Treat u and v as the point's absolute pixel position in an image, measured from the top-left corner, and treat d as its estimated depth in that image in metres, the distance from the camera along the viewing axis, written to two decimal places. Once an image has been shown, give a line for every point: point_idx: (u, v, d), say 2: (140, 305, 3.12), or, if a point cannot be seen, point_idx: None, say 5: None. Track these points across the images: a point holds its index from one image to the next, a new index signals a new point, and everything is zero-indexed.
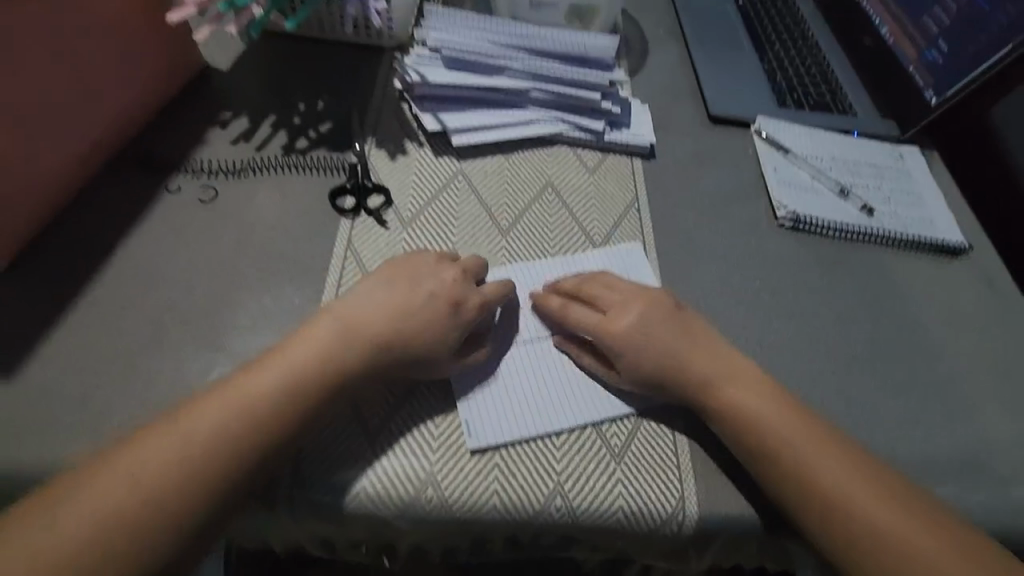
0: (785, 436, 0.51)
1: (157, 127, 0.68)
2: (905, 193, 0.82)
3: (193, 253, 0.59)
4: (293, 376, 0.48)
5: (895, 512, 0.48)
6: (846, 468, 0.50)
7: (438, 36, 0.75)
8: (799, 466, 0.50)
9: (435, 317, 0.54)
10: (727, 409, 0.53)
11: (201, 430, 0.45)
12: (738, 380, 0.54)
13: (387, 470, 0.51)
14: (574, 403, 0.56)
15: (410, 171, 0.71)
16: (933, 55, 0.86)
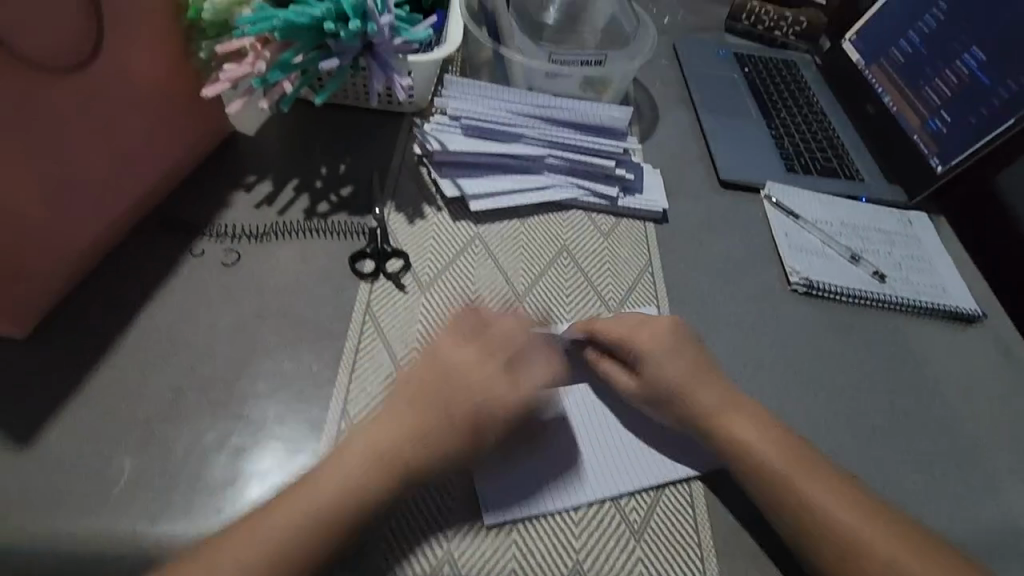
0: (788, 477, 0.52)
1: (184, 191, 0.70)
2: (916, 259, 0.83)
3: (214, 318, 0.60)
4: (349, 476, 0.46)
5: (898, 553, 0.49)
6: (847, 512, 0.51)
7: (457, 106, 0.77)
8: (802, 510, 0.51)
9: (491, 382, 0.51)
10: (728, 446, 0.55)
11: (285, 525, 0.44)
12: (752, 412, 0.57)
13: (401, 549, 0.49)
14: (593, 471, 0.56)
15: (429, 235, 0.72)
16: (936, 125, 0.89)
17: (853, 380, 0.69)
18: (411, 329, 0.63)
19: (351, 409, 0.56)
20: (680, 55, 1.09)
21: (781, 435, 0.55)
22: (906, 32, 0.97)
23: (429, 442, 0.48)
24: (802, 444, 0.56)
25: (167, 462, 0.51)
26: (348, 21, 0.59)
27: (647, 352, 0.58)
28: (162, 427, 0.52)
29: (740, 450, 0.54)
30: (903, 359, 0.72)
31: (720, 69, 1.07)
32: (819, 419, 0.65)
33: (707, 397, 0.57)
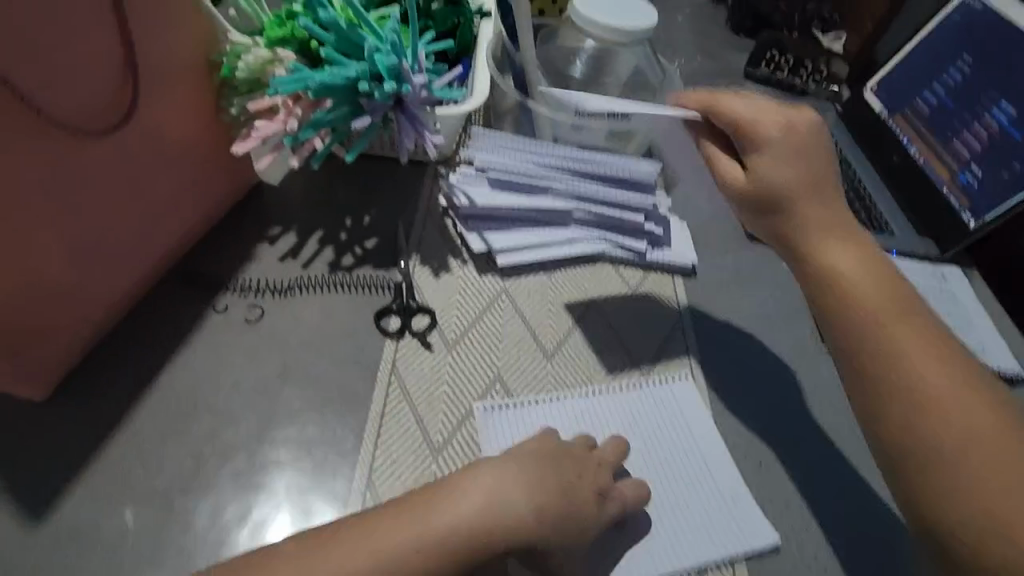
0: (899, 362, 0.50)
1: (208, 243, 0.69)
2: (954, 316, 0.81)
3: (237, 380, 0.59)
4: (455, 531, 0.45)
5: (990, 448, 0.46)
6: (952, 399, 0.48)
7: (485, 157, 0.76)
8: (897, 381, 0.49)
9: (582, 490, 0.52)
10: (812, 264, 0.55)
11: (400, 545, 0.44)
12: (865, 254, 0.55)
13: None
14: (675, 523, 0.58)
15: (455, 289, 0.71)
16: (967, 178, 0.88)
17: None
18: (437, 391, 0.61)
19: (377, 477, 0.55)
20: None
21: (928, 329, 0.52)
22: (928, 85, 0.97)
23: (525, 538, 0.47)
24: (952, 345, 0.51)
25: (188, 537, 0.49)
26: (382, 81, 0.59)
27: (787, 125, 0.59)
28: (183, 499, 0.51)
29: (847, 269, 0.54)
30: None
31: None
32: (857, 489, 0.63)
33: (835, 252, 0.55)
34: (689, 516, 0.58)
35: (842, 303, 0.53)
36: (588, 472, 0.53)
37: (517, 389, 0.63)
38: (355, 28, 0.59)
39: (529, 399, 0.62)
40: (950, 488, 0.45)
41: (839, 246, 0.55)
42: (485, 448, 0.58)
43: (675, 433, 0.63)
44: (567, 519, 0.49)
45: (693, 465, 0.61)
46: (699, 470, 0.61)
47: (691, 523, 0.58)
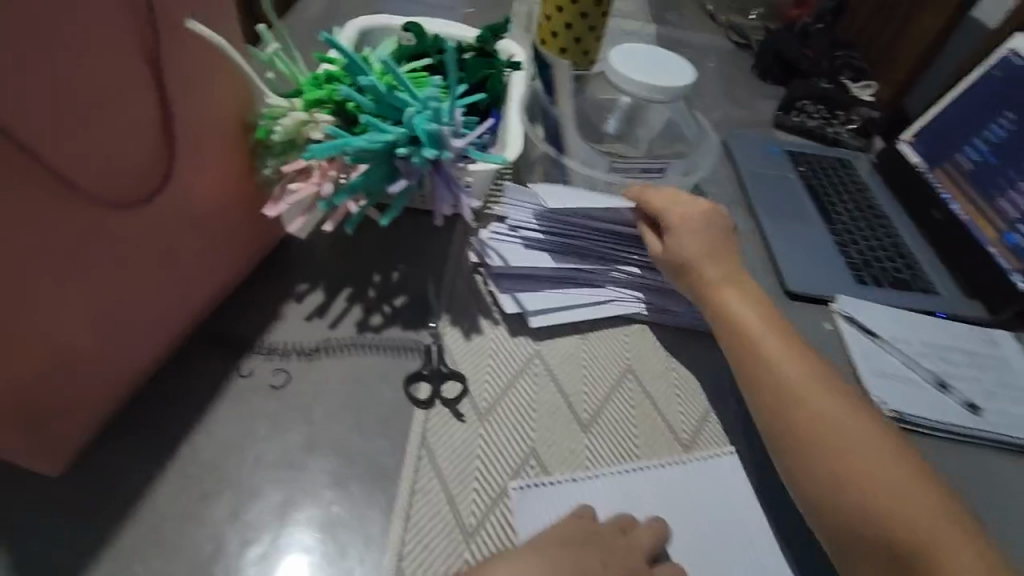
0: (792, 394, 0.57)
1: (235, 301, 0.67)
2: (1007, 386, 0.77)
3: (261, 452, 0.56)
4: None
5: (877, 459, 0.52)
6: (838, 422, 0.54)
7: (518, 215, 0.75)
8: (792, 406, 0.56)
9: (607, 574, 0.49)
10: (716, 315, 0.64)
11: None
12: (744, 305, 0.64)
13: None
14: None
15: (486, 353, 0.68)
16: (1016, 239, 0.85)
17: None
18: (468, 466, 0.58)
19: (406, 565, 0.51)
20: (732, 151, 1.06)
21: (812, 363, 0.59)
22: (970, 138, 0.95)
23: None
24: (840, 382, 0.59)
25: None
26: (419, 144, 0.58)
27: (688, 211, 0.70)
28: None
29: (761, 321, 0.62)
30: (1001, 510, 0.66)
31: (774, 167, 1.04)
32: None
33: (734, 298, 0.65)
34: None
35: (733, 343, 0.62)
36: (616, 555, 0.50)
37: (553, 465, 0.60)
38: (393, 91, 0.58)
39: (565, 476, 0.59)
40: (856, 503, 0.50)
41: (740, 294, 0.65)
42: (521, 532, 0.54)
43: (715, 517, 0.59)
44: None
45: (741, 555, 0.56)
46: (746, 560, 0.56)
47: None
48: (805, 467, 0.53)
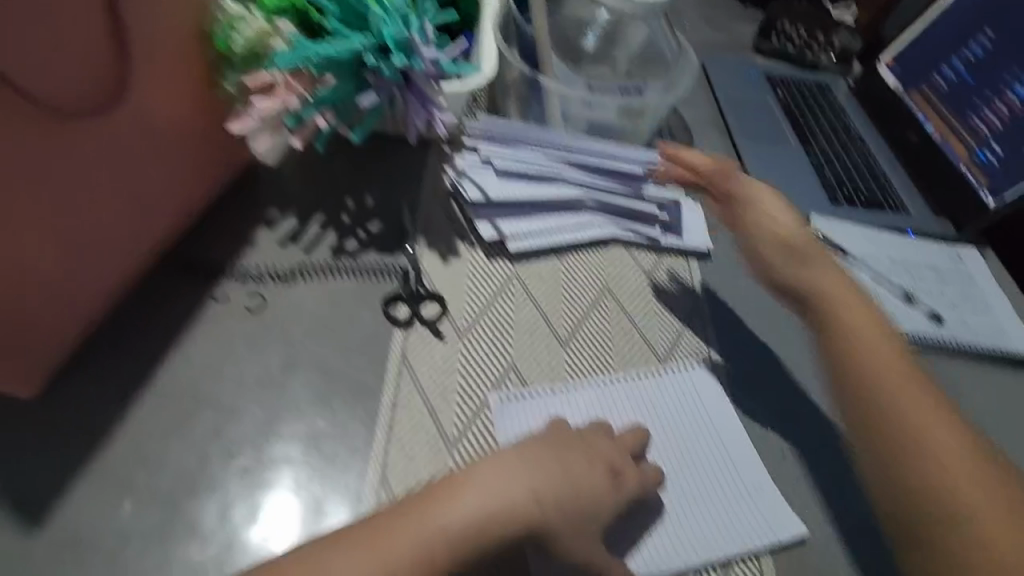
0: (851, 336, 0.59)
1: (206, 229, 0.66)
2: (969, 298, 0.79)
3: (239, 373, 0.56)
4: (462, 522, 0.43)
5: (895, 391, 0.56)
6: (920, 407, 0.55)
7: (489, 147, 0.72)
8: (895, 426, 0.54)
9: (591, 470, 0.50)
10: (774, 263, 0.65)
11: (393, 548, 0.41)
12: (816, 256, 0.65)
13: None
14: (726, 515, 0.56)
15: (465, 275, 0.68)
16: (987, 156, 0.86)
17: None
18: (449, 382, 0.59)
19: (389, 473, 0.53)
20: (710, 74, 1.04)
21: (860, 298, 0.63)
22: (948, 57, 0.93)
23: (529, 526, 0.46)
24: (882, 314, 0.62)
25: (195, 541, 0.47)
26: (389, 55, 0.57)
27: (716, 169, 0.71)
28: (187, 502, 0.48)
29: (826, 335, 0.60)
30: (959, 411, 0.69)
31: (752, 90, 1.02)
32: None
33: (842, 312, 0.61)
34: (711, 500, 0.57)
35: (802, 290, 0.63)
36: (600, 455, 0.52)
37: (532, 378, 0.61)
38: None
39: (543, 388, 0.60)
40: (891, 429, 0.54)
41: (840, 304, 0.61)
42: (502, 442, 0.56)
43: (689, 424, 0.61)
44: (577, 506, 0.48)
45: (712, 445, 0.60)
46: (716, 449, 0.60)
47: (715, 505, 0.57)
48: (875, 427, 0.55)
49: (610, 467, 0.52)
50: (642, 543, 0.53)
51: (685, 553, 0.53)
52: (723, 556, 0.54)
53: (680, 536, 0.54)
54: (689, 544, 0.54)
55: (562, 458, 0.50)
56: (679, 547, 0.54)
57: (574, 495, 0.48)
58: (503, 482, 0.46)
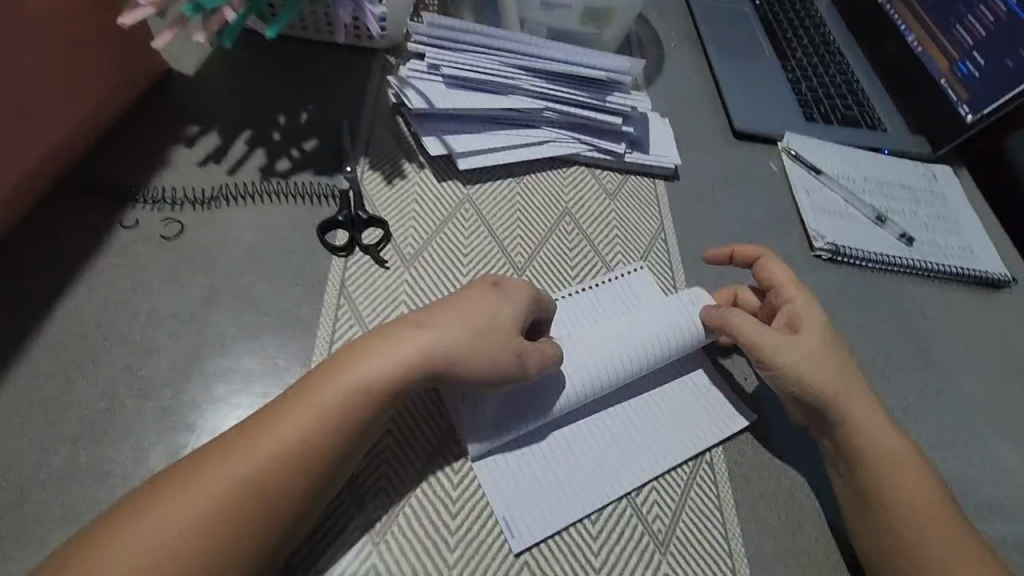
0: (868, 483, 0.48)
1: (115, 149, 0.58)
2: (941, 219, 0.76)
3: (155, 307, 0.50)
4: (364, 379, 0.42)
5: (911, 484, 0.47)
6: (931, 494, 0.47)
7: (436, 51, 0.63)
8: (870, 459, 0.48)
9: (472, 298, 0.47)
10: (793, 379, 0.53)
11: (293, 427, 0.40)
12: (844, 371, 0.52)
13: (398, 538, 0.44)
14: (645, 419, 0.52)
15: (411, 197, 0.61)
16: (968, 69, 0.79)
17: (879, 357, 0.63)
18: (392, 313, 0.54)
19: None
20: None
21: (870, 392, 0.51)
22: None
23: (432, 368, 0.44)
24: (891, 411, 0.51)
25: (105, 487, 0.42)
26: None
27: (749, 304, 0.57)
28: (94, 446, 0.44)
29: (792, 342, 0.51)
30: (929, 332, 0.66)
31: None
32: None
33: (805, 322, 0.53)
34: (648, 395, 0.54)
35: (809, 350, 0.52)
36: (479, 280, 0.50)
37: None
38: None
39: None
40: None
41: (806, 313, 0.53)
42: None
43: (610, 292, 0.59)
44: (473, 335, 0.45)
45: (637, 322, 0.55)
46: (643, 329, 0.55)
47: (657, 404, 0.54)
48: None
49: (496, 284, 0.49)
50: (586, 467, 0.49)
51: (638, 464, 0.50)
52: (681, 457, 0.51)
53: (627, 448, 0.51)
54: (640, 454, 0.51)
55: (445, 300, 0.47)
56: (629, 460, 0.50)
57: (460, 324, 0.45)
58: (398, 336, 0.44)
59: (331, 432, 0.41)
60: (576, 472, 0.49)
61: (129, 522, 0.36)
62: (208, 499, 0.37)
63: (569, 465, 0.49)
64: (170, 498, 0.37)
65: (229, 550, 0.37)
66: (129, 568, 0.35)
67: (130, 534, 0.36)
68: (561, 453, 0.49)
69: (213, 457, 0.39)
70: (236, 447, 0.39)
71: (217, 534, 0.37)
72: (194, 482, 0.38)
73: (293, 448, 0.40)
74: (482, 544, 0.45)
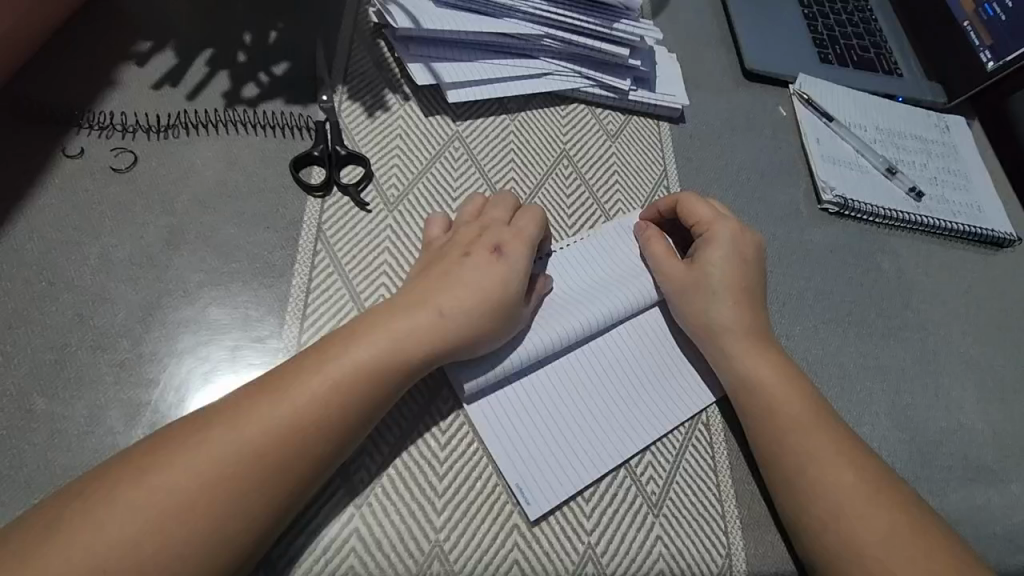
0: (796, 463, 0.45)
1: (55, 66, 0.51)
2: (951, 173, 0.73)
3: (106, 248, 0.45)
4: (376, 355, 0.40)
5: (832, 463, 0.44)
6: (859, 474, 0.44)
7: None
8: (787, 445, 0.45)
9: (483, 271, 0.45)
10: (726, 368, 0.49)
11: (302, 405, 0.38)
12: (762, 355, 0.49)
13: (381, 502, 0.41)
14: (641, 390, 0.49)
15: (395, 132, 0.56)
16: (993, 10, 0.74)
17: (879, 316, 0.61)
18: (375, 262, 0.49)
19: None
20: None
21: (796, 376, 0.49)
22: None
23: (442, 342, 0.42)
24: (818, 394, 0.49)
25: (58, 446, 0.39)
26: None
27: (701, 267, 0.51)
28: (44, 401, 0.40)
29: (691, 276, 0.51)
30: (931, 292, 0.64)
31: None
32: (847, 366, 0.57)
33: (715, 250, 0.52)
34: (644, 348, 0.51)
35: (739, 332, 0.49)
36: (476, 240, 0.47)
37: None
38: None
39: None
40: (854, 561, 0.41)
41: (719, 243, 0.52)
42: None
43: (602, 251, 0.54)
44: (486, 308, 0.43)
45: (614, 276, 0.53)
46: (616, 284, 0.52)
47: (656, 357, 0.51)
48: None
49: (500, 248, 0.47)
50: (579, 422, 0.46)
51: (635, 425, 0.48)
52: (681, 417, 0.49)
53: (620, 409, 0.48)
54: (635, 413, 0.48)
55: (458, 271, 0.45)
56: (629, 424, 0.47)
57: (469, 297, 0.43)
58: (413, 312, 0.42)
59: (339, 410, 0.38)
60: (570, 427, 0.46)
61: (103, 496, 0.33)
62: (208, 472, 0.35)
63: (563, 419, 0.46)
64: (157, 470, 0.34)
65: (225, 532, 0.34)
66: (115, 548, 0.32)
67: (115, 508, 0.33)
68: (555, 407, 0.47)
69: (208, 429, 0.36)
70: (237, 419, 0.37)
71: (212, 516, 0.34)
72: (187, 453, 0.35)
73: (297, 426, 0.37)
74: (470, 506, 0.42)
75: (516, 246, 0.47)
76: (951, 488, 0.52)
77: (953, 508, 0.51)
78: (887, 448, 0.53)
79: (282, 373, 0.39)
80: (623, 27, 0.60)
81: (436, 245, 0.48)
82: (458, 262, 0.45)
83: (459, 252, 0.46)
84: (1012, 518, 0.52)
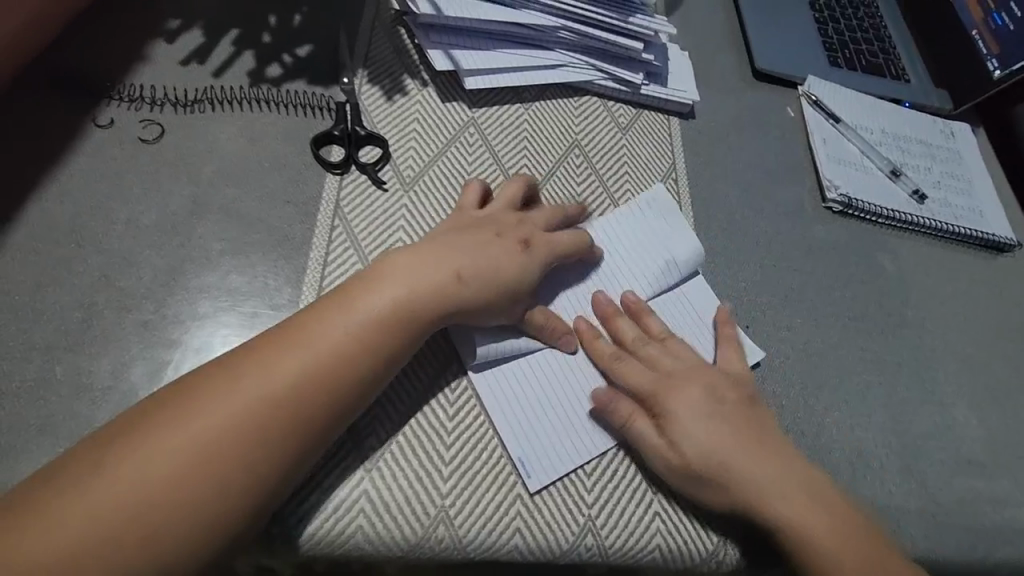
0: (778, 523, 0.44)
1: (88, 41, 0.53)
2: (953, 177, 0.74)
3: (133, 213, 0.47)
4: (393, 308, 0.42)
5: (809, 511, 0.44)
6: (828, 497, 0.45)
7: None
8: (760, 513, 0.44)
9: (511, 253, 0.47)
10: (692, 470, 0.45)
11: (313, 360, 0.39)
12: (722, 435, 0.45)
13: (389, 466, 0.42)
14: None
15: (412, 116, 0.57)
16: (1002, 20, 0.75)
17: (878, 312, 0.62)
18: (390, 240, 0.50)
19: None
20: None
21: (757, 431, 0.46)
22: None
23: (455, 305, 0.44)
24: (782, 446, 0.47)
25: (85, 401, 0.40)
26: None
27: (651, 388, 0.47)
28: (70, 357, 0.41)
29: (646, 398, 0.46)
30: (931, 292, 0.65)
31: None
32: (844, 359, 0.58)
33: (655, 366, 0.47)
34: None
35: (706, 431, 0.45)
36: (511, 230, 0.49)
37: None
38: None
39: None
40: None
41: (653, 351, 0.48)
42: None
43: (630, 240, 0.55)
44: (500, 277, 0.45)
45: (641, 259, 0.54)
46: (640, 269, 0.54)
47: None
48: None
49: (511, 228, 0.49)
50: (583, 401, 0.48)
51: None
52: None
53: None
54: None
55: (486, 245, 0.47)
56: None
57: (494, 270, 0.45)
58: (429, 272, 0.44)
59: (356, 363, 0.40)
60: (574, 405, 0.48)
61: (125, 442, 0.35)
62: (228, 420, 0.36)
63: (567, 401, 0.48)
64: (176, 418, 0.36)
65: (231, 482, 0.36)
66: (130, 495, 0.34)
67: (133, 453, 0.35)
68: (561, 388, 0.48)
69: (222, 378, 0.38)
70: (249, 371, 0.38)
71: (224, 467, 0.36)
72: (206, 401, 0.37)
73: (309, 375, 0.39)
74: (475, 475, 0.44)
75: (542, 241, 0.49)
76: (943, 481, 0.54)
77: (944, 500, 0.53)
78: (881, 439, 0.54)
79: (296, 327, 0.40)
80: (640, 19, 0.62)
81: (472, 215, 0.50)
82: (474, 232, 0.47)
83: (489, 229, 0.48)
84: (1001, 514, 0.53)
